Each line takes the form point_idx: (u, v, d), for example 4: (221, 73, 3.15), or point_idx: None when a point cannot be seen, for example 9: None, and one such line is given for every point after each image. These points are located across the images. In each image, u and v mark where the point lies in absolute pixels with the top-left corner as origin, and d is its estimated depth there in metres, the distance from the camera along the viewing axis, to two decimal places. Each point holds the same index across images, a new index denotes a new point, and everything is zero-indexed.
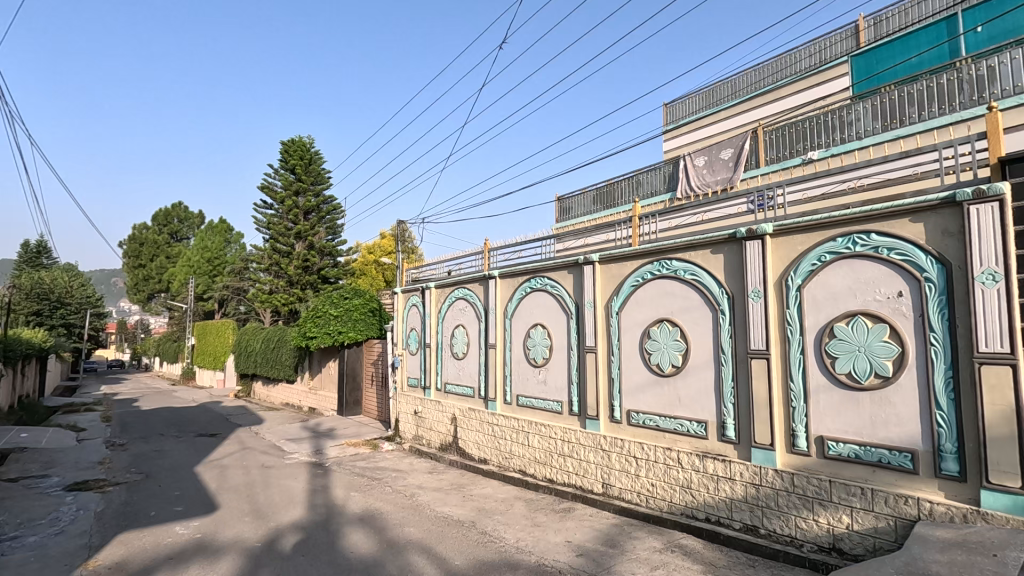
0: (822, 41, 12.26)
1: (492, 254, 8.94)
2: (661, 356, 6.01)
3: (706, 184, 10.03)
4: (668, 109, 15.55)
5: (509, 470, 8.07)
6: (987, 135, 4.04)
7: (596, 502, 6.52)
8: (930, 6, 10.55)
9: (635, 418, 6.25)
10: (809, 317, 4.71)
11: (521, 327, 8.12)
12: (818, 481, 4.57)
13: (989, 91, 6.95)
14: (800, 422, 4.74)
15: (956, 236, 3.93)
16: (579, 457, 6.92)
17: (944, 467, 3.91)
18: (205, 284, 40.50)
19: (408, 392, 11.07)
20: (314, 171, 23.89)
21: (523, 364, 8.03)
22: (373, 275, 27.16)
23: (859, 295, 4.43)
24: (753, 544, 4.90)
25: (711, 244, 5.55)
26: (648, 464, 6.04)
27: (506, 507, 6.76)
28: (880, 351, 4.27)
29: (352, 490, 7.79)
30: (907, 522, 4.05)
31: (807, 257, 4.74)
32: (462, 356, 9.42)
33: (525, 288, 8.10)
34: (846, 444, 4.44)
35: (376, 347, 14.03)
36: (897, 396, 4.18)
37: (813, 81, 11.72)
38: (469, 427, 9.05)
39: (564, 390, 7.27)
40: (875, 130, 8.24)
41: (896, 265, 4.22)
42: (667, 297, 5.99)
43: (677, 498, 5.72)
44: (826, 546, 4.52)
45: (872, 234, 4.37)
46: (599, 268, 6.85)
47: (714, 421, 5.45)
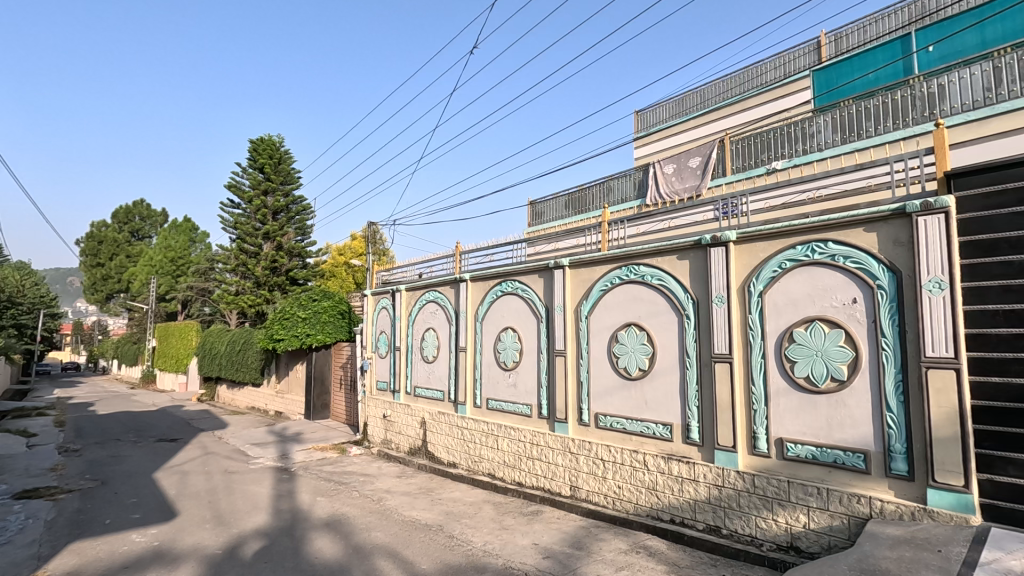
0: (786, 54, 12.67)
1: (463, 257, 8.94)
2: (628, 360, 6.10)
3: (675, 191, 10.27)
4: (639, 116, 15.81)
5: (479, 474, 8.07)
6: (935, 150, 4.24)
7: (564, 504, 6.57)
8: (886, 24, 10.99)
9: (603, 421, 6.33)
10: (770, 321, 4.86)
11: (492, 330, 8.13)
12: (778, 482, 4.71)
13: (939, 109, 7.25)
14: (761, 424, 4.88)
15: (906, 245, 4.12)
16: (547, 460, 6.96)
17: (895, 467, 4.08)
18: (167, 284, 39.24)
19: (377, 396, 10.96)
20: (283, 171, 23.46)
21: (493, 368, 8.04)
22: (343, 277, 26.80)
23: (817, 301, 4.58)
24: (715, 544, 5.02)
25: (678, 250, 5.67)
26: (615, 466, 6.12)
27: (475, 511, 6.75)
28: (836, 355, 4.43)
29: (318, 495, 7.66)
30: (859, 520, 4.21)
31: (769, 264, 4.90)
32: (432, 359, 9.38)
33: (495, 291, 8.13)
34: (804, 446, 4.59)
35: (345, 350, 13.84)
36: (851, 398, 4.34)
37: (778, 93, 12.08)
38: (438, 430, 9.01)
39: (534, 393, 7.32)
40: (834, 142, 8.55)
41: (851, 273, 4.39)
42: (635, 302, 6.08)
43: (643, 499, 5.81)
44: (784, 544, 4.66)
45: (829, 243, 4.53)
46: (569, 273, 6.92)
47: (679, 423, 5.56)
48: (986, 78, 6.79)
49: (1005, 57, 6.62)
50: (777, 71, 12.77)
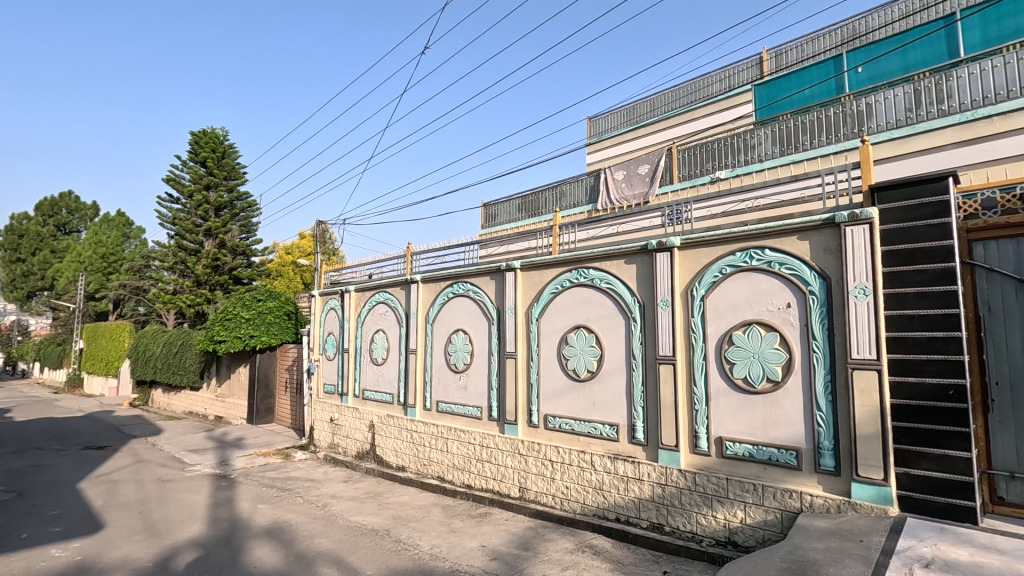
0: (731, 68, 13.21)
1: (415, 258, 8.84)
2: (577, 361, 6.20)
3: (624, 197, 10.64)
4: (591, 122, 16.13)
5: (428, 477, 7.99)
6: (861, 165, 4.52)
7: (513, 506, 6.60)
8: (821, 44, 11.66)
9: (552, 423, 6.40)
10: (711, 325, 5.05)
11: (443, 332, 8.08)
12: (717, 479, 4.89)
13: (866, 127, 7.75)
14: (702, 424, 5.05)
15: (835, 253, 4.38)
16: (497, 462, 6.98)
17: (823, 463, 4.32)
18: (97, 282, 36.88)
19: (324, 399, 10.68)
20: (227, 165, 22.48)
21: (444, 370, 7.98)
22: (290, 277, 25.98)
23: (754, 305, 4.80)
24: (658, 541, 5.16)
25: (626, 254, 5.81)
26: (564, 467, 6.20)
27: (422, 514, 6.68)
28: (771, 357, 4.65)
29: (259, 502, 7.38)
30: (791, 514, 4.43)
31: (710, 270, 5.09)
32: (382, 361, 9.22)
33: (447, 293, 8.08)
34: (741, 444, 4.79)
35: (291, 352, 13.43)
36: (785, 398, 4.56)
37: (724, 105, 12.56)
38: (387, 434, 8.86)
39: (484, 395, 7.31)
40: (774, 154, 8.95)
41: (786, 279, 4.62)
42: (585, 304, 6.18)
43: (590, 499, 5.91)
44: (723, 539, 4.85)
45: (766, 250, 4.75)
46: (521, 275, 6.97)
47: (625, 424, 5.69)
48: (907, 99, 7.31)
49: (925, 81, 7.16)
50: (722, 84, 13.30)
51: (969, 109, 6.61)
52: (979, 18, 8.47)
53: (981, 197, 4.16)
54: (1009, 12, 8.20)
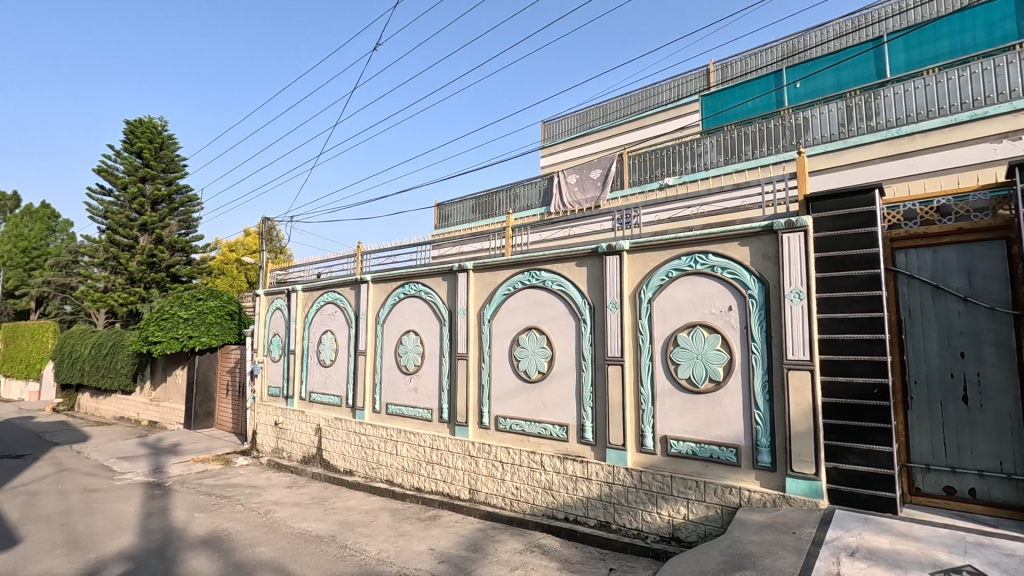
0: (680, 78, 13.65)
1: (365, 257, 8.68)
2: (529, 362, 6.23)
3: (577, 201, 10.83)
4: (545, 126, 16.30)
5: (376, 481, 7.85)
6: (797, 175, 4.75)
7: (463, 508, 6.57)
8: (763, 58, 12.20)
9: (503, 424, 6.41)
10: (657, 326, 5.20)
11: (394, 333, 7.96)
12: (662, 477, 5.03)
13: (803, 139, 8.16)
14: (648, 423, 5.18)
15: (773, 259, 4.59)
16: (447, 464, 6.93)
17: (760, 459, 4.51)
18: (18, 278, 34.27)
19: (268, 402, 10.31)
20: (165, 157, 21.40)
21: (394, 371, 7.86)
22: (234, 275, 24.95)
23: (698, 308, 4.97)
24: (605, 539, 5.26)
25: (577, 257, 5.91)
26: (514, 468, 6.22)
27: (370, 519, 6.55)
28: (714, 358, 4.83)
29: (195, 510, 7.04)
30: (730, 509, 4.61)
31: (657, 273, 5.24)
32: (330, 363, 9.00)
33: (397, 294, 7.97)
34: (685, 443, 4.94)
35: (234, 354, 12.90)
36: (726, 398, 4.74)
37: (673, 114, 12.96)
38: (335, 437, 8.64)
39: (434, 396, 7.24)
40: (719, 162, 9.20)
41: (727, 283, 4.81)
42: (537, 306, 6.24)
43: (539, 499, 5.95)
44: (667, 535, 4.99)
45: (710, 254, 4.93)
46: (473, 277, 6.96)
47: (574, 424, 5.77)
48: (840, 115, 7.75)
49: (856, 98, 7.63)
50: (671, 93, 13.71)
51: (895, 127, 7.10)
52: (903, 42, 9.09)
53: (903, 209, 4.44)
54: (930, 38, 8.86)
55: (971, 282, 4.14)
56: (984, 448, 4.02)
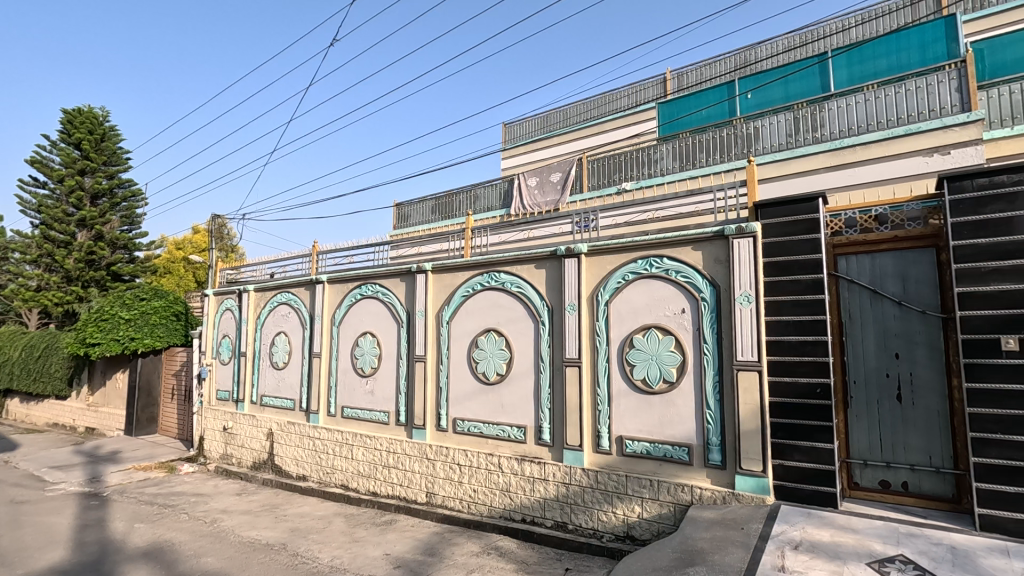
0: (638, 85, 13.95)
1: (321, 257, 8.48)
2: (487, 364, 6.22)
3: (537, 204, 10.94)
4: (506, 128, 16.36)
5: (331, 486, 7.67)
6: (747, 183, 4.92)
7: (419, 512, 6.49)
8: (717, 69, 12.60)
9: (460, 426, 6.37)
10: (614, 328, 5.29)
11: (350, 335, 7.80)
12: (617, 477, 5.12)
13: (753, 148, 8.46)
14: (605, 423, 5.26)
15: (723, 263, 4.75)
16: (404, 468, 6.83)
17: (711, 457, 4.64)
18: None
19: (217, 407, 9.93)
20: (106, 149, 20.33)
21: (350, 374, 7.70)
22: (181, 274, 23.92)
23: (653, 311, 5.08)
24: (561, 539, 5.31)
25: (536, 259, 5.94)
26: (471, 470, 6.19)
27: (323, 525, 6.40)
28: (668, 359, 4.94)
29: (136, 521, 6.70)
30: (683, 507, 4.72)
31: (614, 276, 5.33)
32: (282, 365, 8.73)
33: (354, 295, 7.82)
34: (640, 442, 5.04)
35: (180, 356, 12.36)
36: (679, 398, 4.86)
37: (631, 120, 13.22)
38: (287, 442, 8.39)
39: (392, 399, 7.13)
40: (674, 169, 9.41)
41: (681, 286, 4.93)
42: (495, 308, 6.24)
43: (496, 501, 5.95)
44: (621, 534, 5.08)
45: (664, 258, 5.05)
46: (432, 278, 6.90)
47: (532, 425, 5.79)
48: (788, 126, 8.08)
49: (802, 110, 7.98)
50: (629, 99, 14.00)
51: (838, 138, 7.46)
52: (845, 58, 9.55)
53: (844, 217, 4.64)
54: (869, 56, 9.34)
55: (905, 287, 4.38)
56: (916, 444, 4.26)
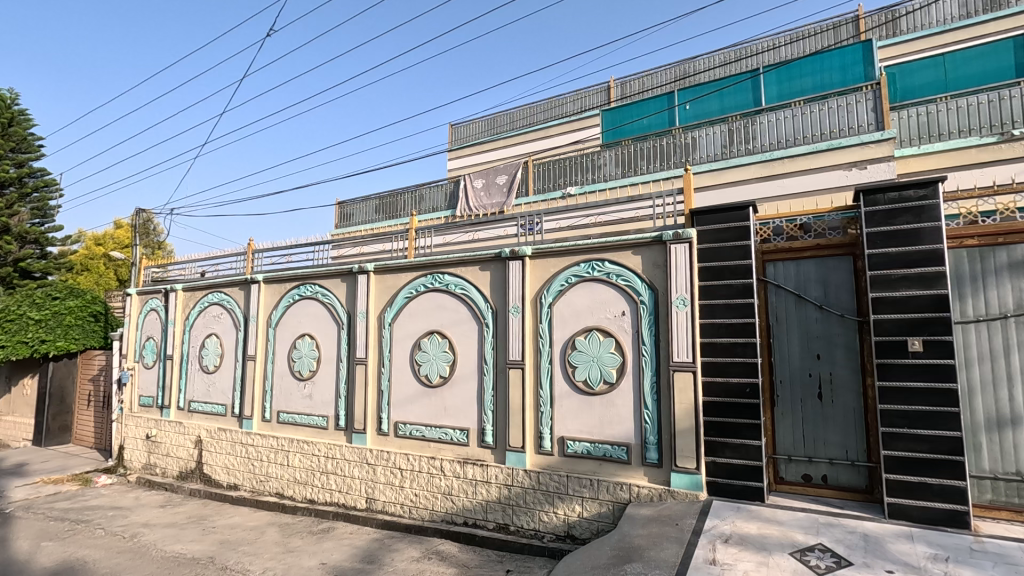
0: (583, 92, 14.23)
1: (256, 256, 8.13)
2: (430, 367, 6.15)
3: (483, 205, 10.96)
4: (452, 129, 16.27)
5: (265, 495, 7.36)
6: (684, 191, 5.10)
7: (359, 518, 6.34)
8: (658, 79, 13.04)
9: (402, 430, 6.26)
10: (557, 331, 5.36)
11: (287, 337, 7.51)
12: (558, 477, 5.18)
13: (691, 157, 8.79)
14: (547, 425, 5.31)
15: (661, 267, 4.91)
16: (343, 473, 6.65)
17: (648, 456, 4.77)
18: None
19: (139, 414, 9.31)
20: (15, 135, 18.71)
21: (286, 378, 7.41)
22: (100, 271, 22.28)
23: (595, 313, 5.18)
24: (503, 541, 5.32)
25: (481, 261, 5.93)
26: (413, 474, 6.10)
27: (255, 536, 6.12)
28: (608, 361, 5.05)
29: (42, 539, 6.17)
30: (621, 504, 4.83)
31: (558, 278, 5.40)
32: (213, 369, 8.29)
33: (292, 296, 7.54)
34: (580, 443, 5.12)
35: (97, 359, 11.52)
36: (618, 398, 4.98)
37: (576, 125, 13.46)
38: (217, 449, 7.98)
39: (331, 403, 6.91)
40: (617, 175, 9.61)
41: (621, 289, 5.06)
42: (439, 310, 6.18)
43: (438, 505, 5.89)
44: (562, 534, 5.14)
45: (606, 262, 5.17)
46: (374, 279, 6.76)
47: (474, 428, 5.77)
48: (723, 137, 8.46)
49: (736, 122, 8.38)
50: (574, 105, 14.25)
51: (769, 151, 7.89)
52: (775, 75, 10.12)
53: (772, 225, 4.91)
54: (796, 74, 9.89)
55: (826, 292, 4.68)
56: (834, 439, 4.54)
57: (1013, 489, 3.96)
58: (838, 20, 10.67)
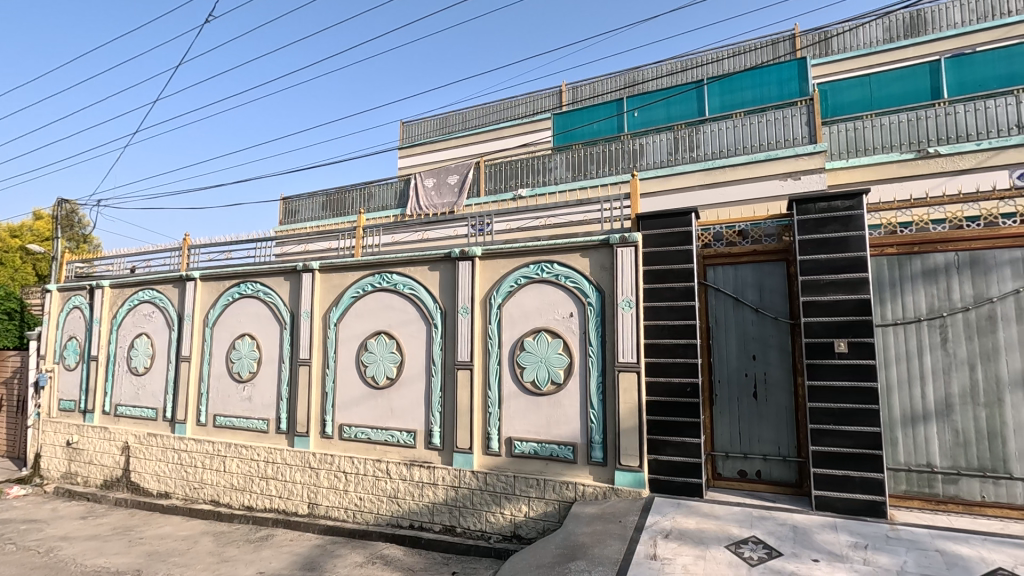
0: (535, 95, 14.37)
1: (193, 252, 7.74)
2: (376, 368, 6.03)
3: (434, 205, 10.89)
4: (403, 126, 16.07)
5: (199, 503, 7.02)
6: (630, 196, 5.21)
7: (300, 524, 6.14)
8: (608, 85, 13.32)
9: (347, 433, 6.11)
10: (506, 332, 5.38)
11: (224, 337, 7.19)
12: (505, 477, 5.19)
13: (638, 163, 9.02)
14: (494, 425, 5.32)
15: (608, 270, 5.01)
16: (283, 478, 6.42)
17: (594, 455, 4.86)
18: None
19: (59, 419, 8.68)
20: None
21: (224, 379, 7.09)
22: (16, 266, 20.61)
23: (543, 314, 5.23)
24: (449, 543, 5.29)
25: (430, 261, 5.88)
26: (358, 478, 5.97)
27: (188, 546, 5.82)
28: (556, 361, 5.11)
29: None
30: (566, 503, 4.90)
31: (507, 279, 5.43)
32: (143, 371, 7.83)
33: (231, 294, 7.23)
34: (528, 443, 5.15)
35: (11, 361, 10.67)
36: (565, 398, 5.04)
37: (528, 128, 13.58)
38: (147, 456, 7.54)
39: (272, 406, 6.66)
40: (567, 178, 9.74)
41: (570, 291, 5.13)
42: (387, 310, 6.07)
43: (384, 508, 5.79)
44: (508, 534, 5.17)
45: (554, 264, 5.23)
46: (320, 277, 6.57)
47: (422, 430, 5.70)
48: (669, 144, 8.73)
49: (681, 131, 8.66)
50: (527, 107, 14.38)
51: (711, 159, 8.21)
52: (718, 87, 10.54)
53: (713, 231, 5.11)
54: (738, 87, 10.36)
55: (762, 296, 4.90)
56: (768, 436, 4.77)
57: (924, 479, 4.27)
58: (777, 37, 11.20)
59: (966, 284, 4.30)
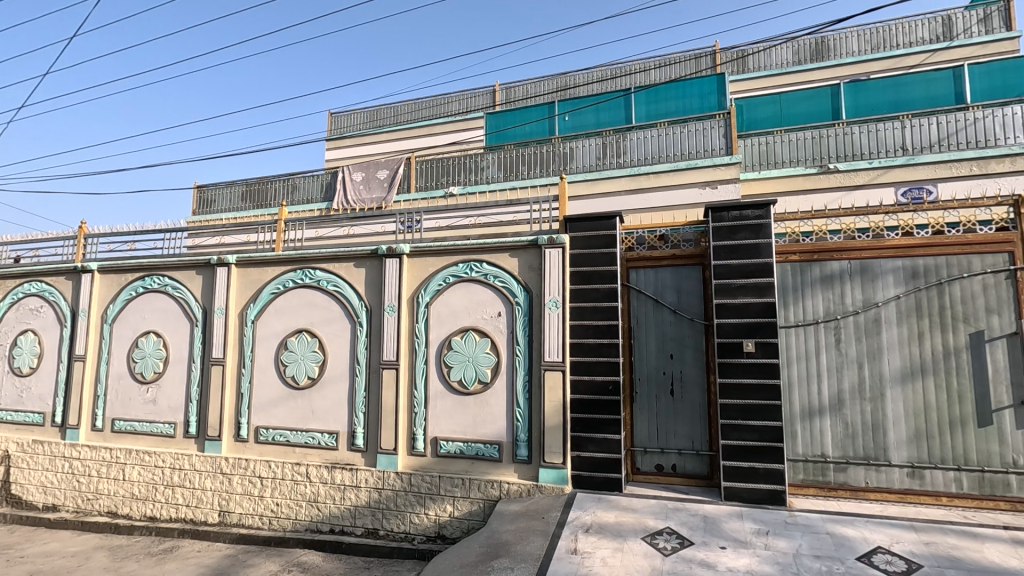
0: (469, 92, 14.33)
1: (90, 242, 7.08)
2: (297, 368, 5.78)
3: (362, 199, 10.59)
4: (332, 117, 15.52)
5: (93, 515, 6.44)
6: (559, 198, 5.30)
7: (209, 534, 5.78)
8: (542, 88, 13.51)
9: (263, 436, 5.82)
10: (433, 330, 5.33)
11: (126, 335, 6.63)
12: (430, 477, 5.14)
13: (568, 166, 9.18)
14: (420, 425, 5.25)
15: (536, 270, 5.08)
16: (192, 486, 6.02)
17: (519, 453, 4.91)
18: None
19: None
20: None
21: (124, 380, 6.54)
22: None
23: (472, 313, 5.23)
24: (371, 546, 5.18)
25: (355, 258, 5.71)
26: (274, 483, 5.70)
27: (78, 563, 5.33)
28: (483, 361, 5.11)
29: None
30: (491, 502, 4.92)
31: (436, 278, 5.38)
32: (28, 372, 7.08)
33: (134, 288, 6.68)
34: (454, 443, 5.12)
35: None
36: (492, 397, 5.06)
37: (461, 126, 13.51)
38: (31, 466, 6.82)
39: (180, 409, 6.22)
40: (499, 178, 9.70)
41: (498, 290, 5.16)
42: (309, 307, 5.84)
43: (302, 513, 5.57)
44: (432, 534, 5.12)
45: (483, 263, 5.24)
46: (236, 272, 6.21)
47: (344, 431, 5.53)
48: (597, 149, 8.98)
49: (610, 137, 8.94)
50: (460, 104, 14.30)
51: (637, 166, 8.53)
52: (645, 96, 10.96)
53: (636, 234, 5.31)
54: (663, 97, 10.81)
55: (679, 298, 5.15)
56: (682, 431, 5.02)
57: (819, 468, 4.65)
58: (699, 52, 11.83)
59: (856, 290, 4.73)
